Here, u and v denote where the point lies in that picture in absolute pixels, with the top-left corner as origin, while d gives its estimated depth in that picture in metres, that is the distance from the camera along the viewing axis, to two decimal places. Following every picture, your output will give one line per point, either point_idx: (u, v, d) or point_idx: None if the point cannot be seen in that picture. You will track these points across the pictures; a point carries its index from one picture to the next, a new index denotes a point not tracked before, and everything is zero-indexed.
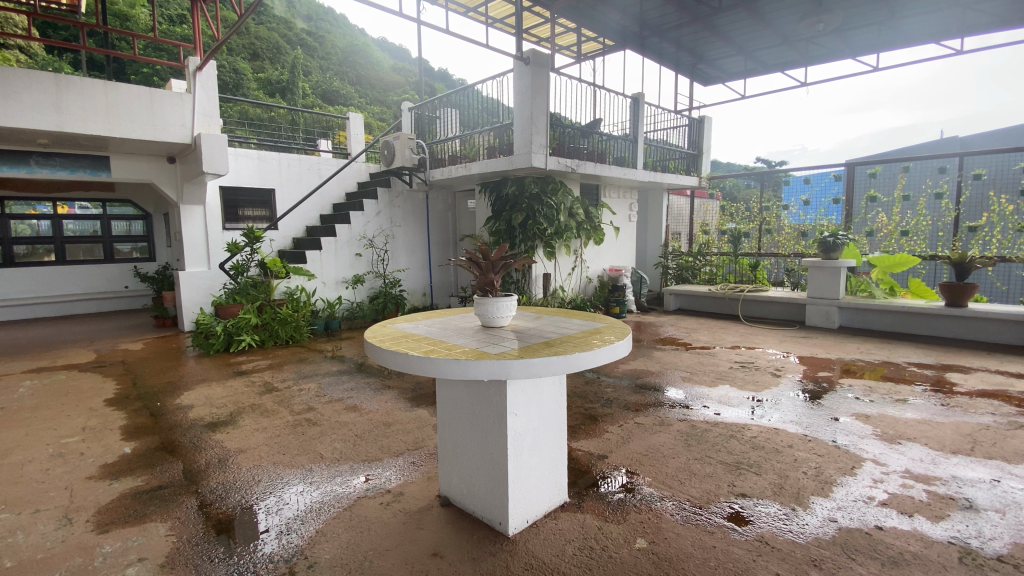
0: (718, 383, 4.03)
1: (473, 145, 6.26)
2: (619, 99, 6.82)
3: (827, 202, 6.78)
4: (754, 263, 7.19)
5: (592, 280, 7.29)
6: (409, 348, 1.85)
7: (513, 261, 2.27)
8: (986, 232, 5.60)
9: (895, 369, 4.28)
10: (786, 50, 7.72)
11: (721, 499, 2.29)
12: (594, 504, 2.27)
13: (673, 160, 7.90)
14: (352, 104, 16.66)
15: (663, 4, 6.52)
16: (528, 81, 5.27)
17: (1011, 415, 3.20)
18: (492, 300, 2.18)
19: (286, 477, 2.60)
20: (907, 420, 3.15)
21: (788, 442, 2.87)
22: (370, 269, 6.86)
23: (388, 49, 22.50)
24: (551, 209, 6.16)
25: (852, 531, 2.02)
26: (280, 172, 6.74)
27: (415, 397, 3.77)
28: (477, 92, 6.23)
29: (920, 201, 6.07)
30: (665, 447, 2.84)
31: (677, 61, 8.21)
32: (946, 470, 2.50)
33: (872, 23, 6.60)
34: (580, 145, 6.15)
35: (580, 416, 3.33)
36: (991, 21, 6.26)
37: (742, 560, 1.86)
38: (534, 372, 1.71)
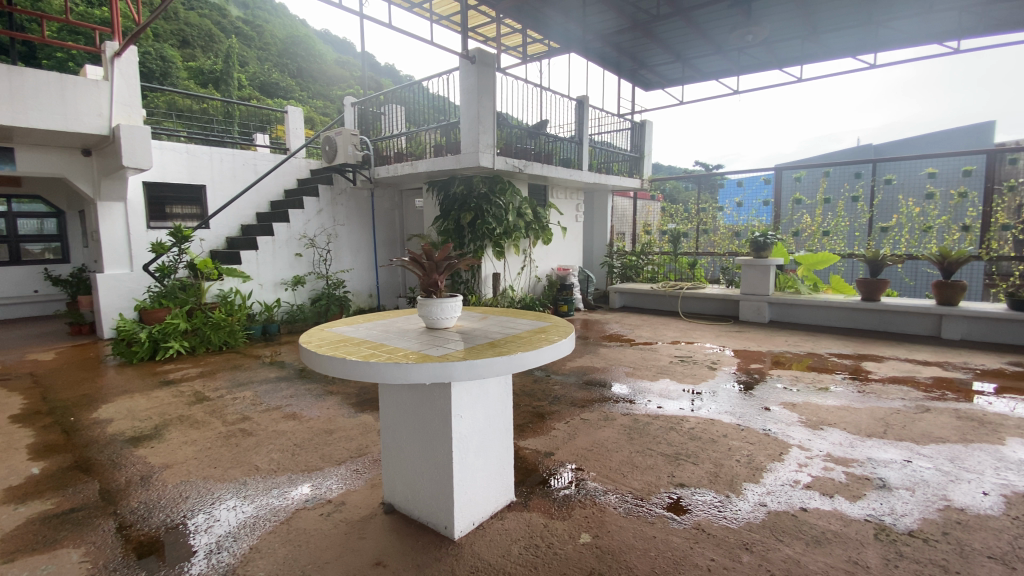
0: (659, 377, 4.19)
1: (419, 142, 6.13)
2: (564, 101, 6.94)
3: (758, 204, 7.18)
4: (692, 261, 7.51)
5: (540, 279, 7.37)
6: (348, 353, 1.79)
7: (457, 260, 2.23)
8: (895, 233, 6.10)
9: (819, 360, 4.60)
10: (720, 59, 8.13)
11: (661, 490, 2.37)
12: (540, 501, 2.28)
13: (617, 162, 8.11)
14: (292, 98, 16.01)
15: (606, 10, 6.69)
16: (474, 79, 5.25)
17: (917, 399, 3.52)
18: (436, 301, 2.15)
19: (217, 492, 2.45)
20: (828, 407, 3.39)
21: (723, 432, 3.02)
22: (311, 269, 6.59)
23: (331, 41, 21.74)
24: (499, 209, 6.13)
25: (779, 514, 2.15)
26: (211, 167, 6.35)
27: (359, 402, 3.66)
28: (424, 89, 6.14)
29: (839, 204, 6.49)
30: (609, 441, 2.91)
31: (619, 65, 8.45)
32: (862, 452, 2.72)
33: (796, 36, 7.07)
34: (526, 146, 6.18)
35: (527, 415, 3.34)
36: (898, 38, 6.89)
37: (680, 548, 1.93)
38: (478, 373, 1.69)
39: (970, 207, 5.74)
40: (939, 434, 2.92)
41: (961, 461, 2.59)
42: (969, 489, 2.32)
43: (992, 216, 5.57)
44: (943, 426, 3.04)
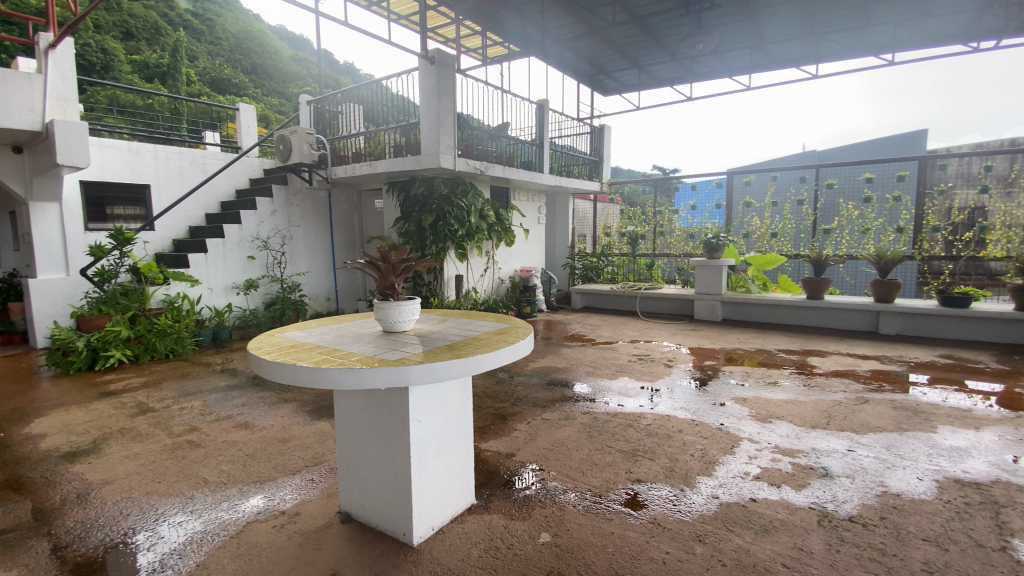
0: (619, 375, 4.27)
1: (379, 142, 6.03)
2: (524, 104, 6.98)
3: (711, 207, 7.42)
4: (649, 263, 7.72)
5: (504, 281, 7.38)
6: (298, 359, 1.74)
7: (414, 262, 2.20)
8: (837, 234, 6.49)
9: (768, 356, 4.81)
10: (674, 66, 8.39)
11: (619, 486, 2.42)
12: (501, 503, 2.28)
13: (578, 165, 8.24)
14: (245, 95, 15.42)
15: (565, 16, 6.78)
16: (434, 80, 5.21)
17: (857, 391, 3.73)
18: (393, 304, 2.11)
19: (162, 508, 2.32)
20: (776, 401, 3.55)
21: (678, 427, 3.11)
22: (264, 272, 6.35)
23: (287, 37, 21.11)
24: (461, 211, 6.09)
25: (730, 505, 2.24)
26: (155, 166, 6.02)
27: (315, 409, 3.56)
28: (384, 89, 6.06)
29: (785, 207, 6.85)
30: (570, 440, 2.95)
31: (578, 70, 8.59)
32: (807, 443, 2.86)
33: (745, 46, 7.39)
34: (487, 147, 6.18)
35: (489, 417, 3.34)
36: (837, 51, 7.31)
37: (637, 543, 1.97)
38: (434, 377, 1.68)
39: (903, 210, 6.12)
40: (876, 424, 3.11)
41: (896, 448, 2.77)
42: (904, 474, 2.48)
43: (924, 219, 5.96)
44: (880, 416, 3.23)
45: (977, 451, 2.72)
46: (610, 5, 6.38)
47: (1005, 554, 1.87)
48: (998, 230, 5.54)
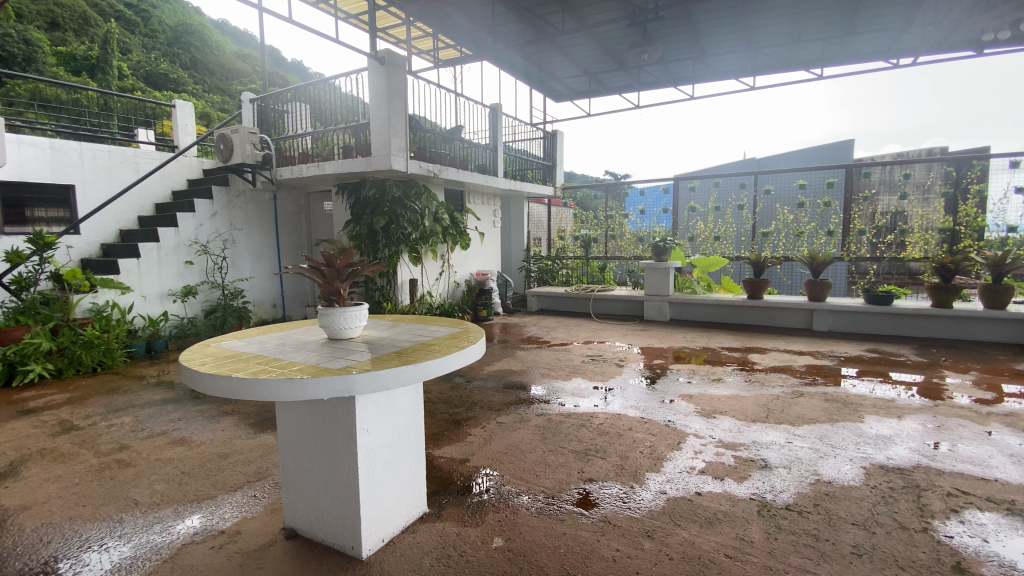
0: (572, 376, 4.33)
1: (327, 142, 5.87)
2: (478, 108, 6.98)
3: (658, 212, 7.68)
4: (602, 265, 7.91)
5: (459, 285, 7.32)
6: (234, 370, 1.66)
7: (361, 266, 2.15)
8: (774, 237, 6.87)
9: (713, 353, 5.02)
10: (623, 75, 8.62)
11: (571, 486, 2.45)
12: (454, 510, 2.26)
13: (532, 170, 8.38)
14: (184, 90, 14.62)
15: (516, 22, 6.84)
16: (384, 81, 5.12)
17: (793, 385, 3.96)
18: (339, 310, 2.05)
19: (87, 534, 2.15)
20: (720, 396, 3.71)
21: (629, 425, 3.19)
22: (204, 278, 6.02)
23: (230, 33, 20.17)
24: (414, 214, 6.01)
25: (677, 500, 2.31)
26: (81, 165, 5.58)
27: (259, 422, 3.40)
28: (334, 88, 5.90)
29: (727, 212, 7.24)
30: (524, 443, 2.96)
31: (529, 75, 8.68)
32: (748, 437, 3.00)
33: (688, 57, 7.69)
34: (440, 150, 6.13)
35: (443, 423, 3.30)
36: (772, 64, 7.75)
37: (589, 542, 2.01)
38: (381, 384, 1.64)
39: (833, 214, 6.58)
40: (810, 416, 3.31)
41: (828, 438, 2.95)
42: (835, 462, 2.65)
43: (851, 223, 6.41)
44: (814, 408, 3.44)
45: (899, 438, 2.94)
46: (561, 12, 6.50)
47: (926, 535, 2.03)
48: (916, 234, 6.08)
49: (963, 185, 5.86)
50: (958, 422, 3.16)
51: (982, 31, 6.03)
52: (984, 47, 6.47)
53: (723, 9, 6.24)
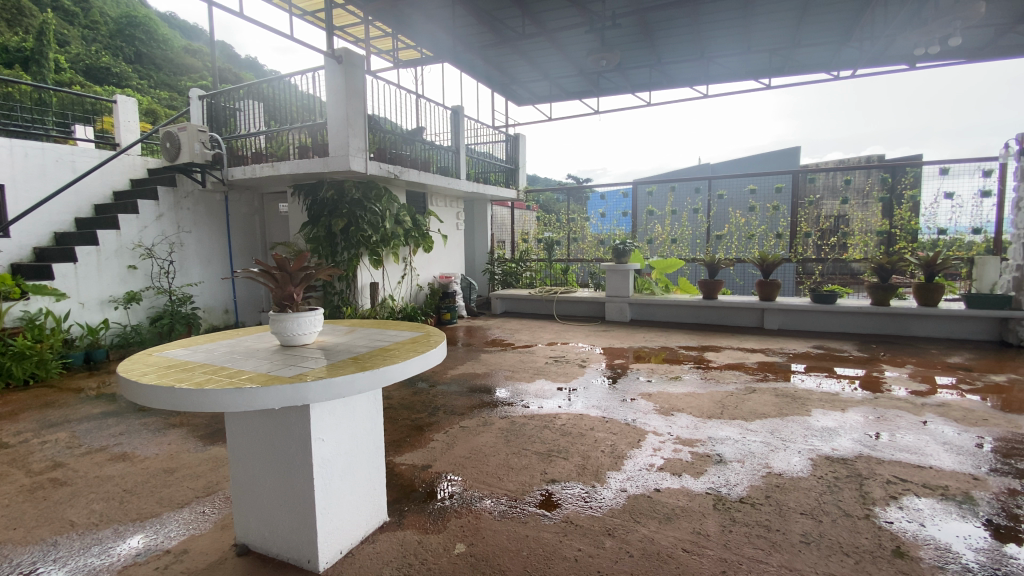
0: (536, 378, 4.35)
1: (282, 142, 5.69)
2: (439, 109, 6.93)
3: (618, 215, 7.82)
4: (565, 267, 8.00)
5: (422, 288, 7.23)
6: (177, 381, 1.58)
7: (315, 270, 2.08)
8: (727, 240, 7.15)
9: (671, 352, 5.16)
10: (583, 80, 8.76)
11: (534, 488, 2.46)
12: (416, 517, 2.22)
13: (495, 172, 8.39)
14: (128, 86, 13.86)
15: (477, 25, 6.83)
16: (341, 80, 5.02)
17: (747, 382, 4.12)
18: (292, 316, 1.98)
19: (13, 561, 1.99)
20: (678, 394, 3.82)
21: (591, 425, 3.23)
22: (148, 283, 5.70)
23: (178, 26, 19.30)
24: (374, 216, 5.88)
25: (637, 497, 2.35)
26: (11, 164, 5.18)
27: (210, 433, 3.25)
28: (291, 86, 5.74)
29: (683, 216, 7.40)
30: (487, 446, 2.94)
31: (491, 78, 8.69)
32: (704, 433, 3.09)
33: (645, 65, 7.89)
34: (401, 151, 6.03)
35: (405, 429, 3.25)
36: (725, 73, 8.05)
37: (551, 543, 2.01)
38: (337, 392, 1.60)
39: (781, 218, 6.87)
40: (762, 411, 3.44)
41: (778, 432, 3.07)
42: (785, 455, 2.76)
43: (798, 226, 6.73)
44: (765, 403, 3.58)
45: (843, 430, 3.09)
46: (521, 17, 6.54)
47: (868, 521, 2.14)
48: (856, 236, 6.46)
49: (898, 189, 6.29)
50: (896, 413, 3.36)
51: (913, 46, 6.46)
52: (914, 62, 6.93)
53: (677, 19, 6.44)
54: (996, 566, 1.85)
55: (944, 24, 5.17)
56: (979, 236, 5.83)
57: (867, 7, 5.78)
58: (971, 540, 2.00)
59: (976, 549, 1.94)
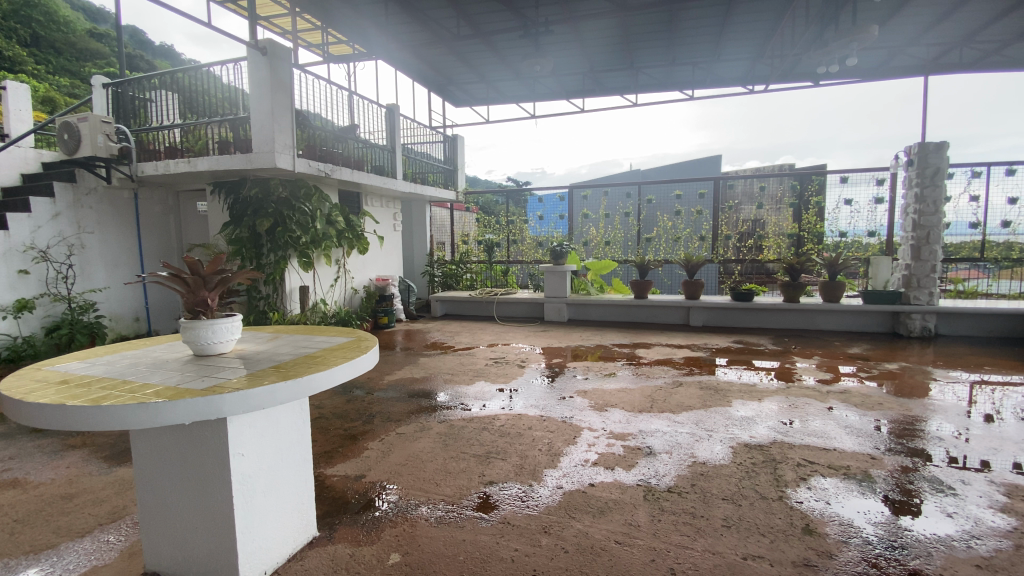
0: (475, 380, 4.34)
1: (199, 136, 5.32)
2: (373, 107, 6.75)
3: (556, 218, 7.98)
4: (504, 269, 8.06)
5: (357, 291, 7.01)
6: (70, 397, 1.43)
7: (232, 274, 1.95)
8: (657, 242, 7.51)
9: (607, 350, 5.33)
10: (520, 84, 8.85)
11: (471, 491, 2.44)
12: (348, 530, 2.14)
13: (432, 173, 8.27)
14: (20, 71, 12.41)
15: (411, 23, 6.72)
16: (265, 72, 4.75)
17: (675, 376, 4.33)
18: (205, 324, 1.85)
19: None
20: (611, 390, 3.95)
21: (528, 425, 3.27)
22: (42, 290, 5.09)
23: (82, 7, 17.54)
24: (304, 216, 5.62)
25: (572, 493, 2.41)
26: None
27: (117, 454, 2.96)
28: (211, 77, 5.37)
29: (615, 219, 7.73)
30: (424, 452, 2.89)
31: (428, 78, 8.59)
32: (636, 426, 3.22)
33: (579, 72, 8.09)
34: (333, 149, 5.81)
35: (338, 438, 3.13)
36: (653, 83, 8.43)
37: (488, 546, 2.01)
38: (256, 404, 1.50)
39: (704, 222, 7.29)
40: (688, 403, 3.63)
41: (703, 423, 3.25)
42: (709, 444, 2.93)
43: (719, 229, 7.19)
44: (691, 396, 3.78)
45: (760, 418, 3.33)
46: (455, 18, 6.52)
47: (782, 502, 2.31)
48: (770, 239, 6.96)
49: (805, 197, 6.84)
50: (805, 401, 3.66)
51: (816, 65, 7.07)
52: (818, 79, 7.59)
53: (608, 29, 6.67)
54: (892, 538, 2.05)
55: (842, 47, 5.69)
56: (874, 238, 6.54)
57: (778, 27, 6.26)
58: (870, 515, 2.21)
59: (875, 523, 2.14)
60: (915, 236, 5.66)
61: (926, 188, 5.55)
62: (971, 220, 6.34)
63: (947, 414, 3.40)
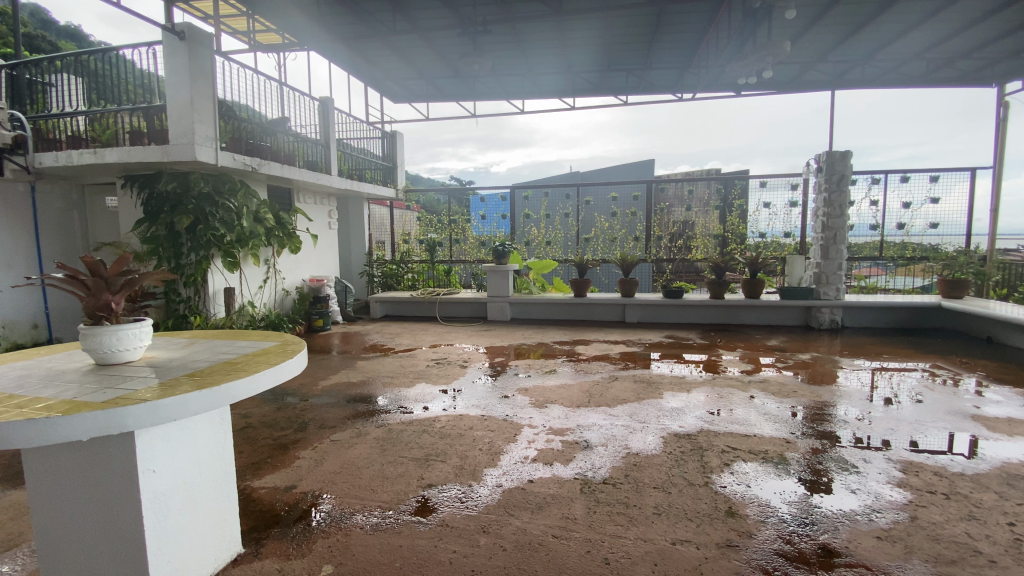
0: (415, 382, 4.27)
1: (108, 124, 4.86)
2: (305, 99, 6.47)
3: (498, 218, 8.01)
4: (447, 269, 7.97)
5: (289, 293, 6.70)
6: None
7: (141, 274, 1.80)
8: (596, 241, 7.72)
9: (548, 348, 5.41)
10: (460, 83, 8.79)
11: (410, 495, 2.40)
12: (276, 544, 2.04)
13: (370, 170, 8.04)
14: None
15: (345, 15, 6.49)
16: (184, 59, 4.44)
17: (611, 371, 4.47)
18: (109, 329, 1.70)
19: None
20: (551, 387, 4.02)
21: (469, 425, 3.26)
22: None
23: None
24: (229, 213, 5.29)
25: (511, 491, 2.42)
26: None
27: (7, 477, 2.64)
28: (122, 60, 4.93)
29: (556, 220, 7.87)
30: (360, 458, 2.81)
31: (364, 72, 8.34)
32: (574, 421, 3.29)
33: (518, 72, 8.16)
34: (261, 142, 5.50)
35: (268, 448, 2.97)
36: (590, 87, 8.65)
37: (426, 550, 1.98)
38: (168, 415, 1.40)
39: (638, 223, 7.57)
40: (623, 397, 3.77)
41: (637, 415, 3.38)
42: (642, 435, 3.05)
43: (652, 230, 7.50)
44: (626, 390, 3.92)
45: (689, 409, 3.51)
46: (391, 11, 6.36)
47: (708, 488, 2.45)
48: (698, 239, 7.35)
49: (729, 200, 7.28)
50: (730, 391, 3.90)
51: (737, 76, 7.54)
52: (739, 90, 8.09)
53: (547, 31, 6.75)
54: (804, 515, 2.22)
55: (759, 60, 6.10)
56: (789, 239, 7.07)
57: (704, 37, 6.61)
58: (785, 495, 2.39)
59: (789, 502, 2.32)
60: (824, 237, 6.17)
61: (833, 193, 6.06)
62: (872, 223, 7.02)
63: (852, 399, 3.73)
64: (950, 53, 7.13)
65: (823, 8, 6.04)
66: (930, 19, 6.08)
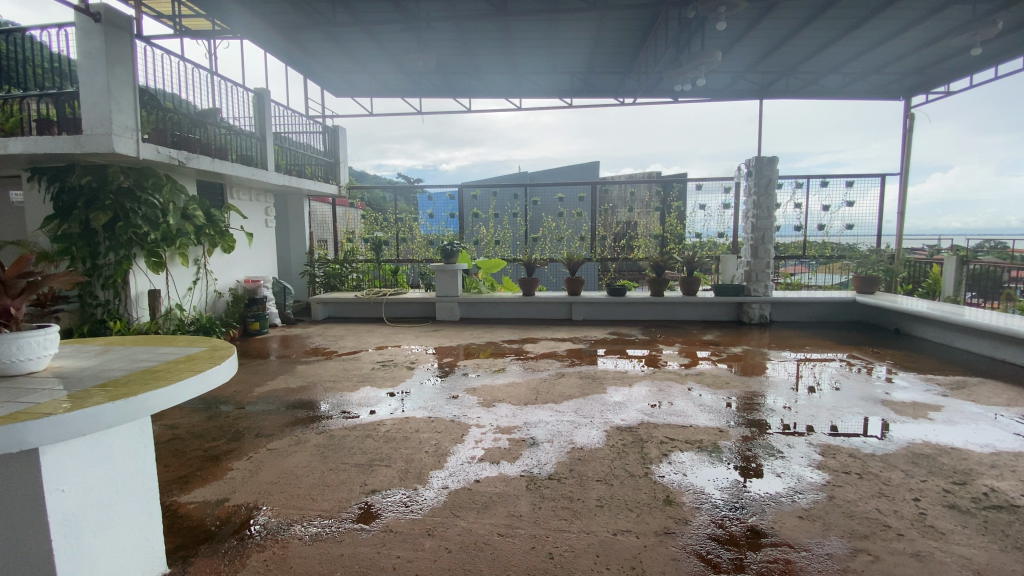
0: (359, 385, 4.16)
1: (11, 109, 4.40)
2: (238, 90, 6.14)
3: (446, 217, 7.94)
4: (394, 269, 7.79)
5: (221, 295, 6.35)
6: None
7: (44, 276, 1.65)
8: (543, 241, 7.82)
9: (496, 347, 5.42)
10: (404, 79, 8.63)
11: (352, 502, 2.34)
12: (206, 562, 1.93)
13: (311, 166, 7.73)
14: None
15: (282, 4, 6.22)
16: (99, 42, 4.09)
17: (557, 368, 4.55)
18: (9, 338, 1.55)
19: None
20: (499, 386, 4.03)
21: (416, 427, 3.22)
22: None
23: None
24: (153, 209, 4.94)
25: (457, 492, 2.41)
26: None
27: None
28: (29, 41, 4.48)
29: (504, 219, 7.90)
30: (299, 466, 2.71)
31: (304, 64, 8.02)
32: (520, 419, 3.33)
33: (464, 70, 8.13)
34: (189, 134, 5.17)
35: (197, 460, 2.80)
36: (537, 88, 8.74)
37: (368, 557, 1.94)
38: (73, 431, 1.29)
39: (583, 222, 7.73)
40: (569, 393, 3.84)
41: (582, 410, 3.46)
42: (586, 430, 3.13)
43: (597, 230, 7.69)
44: (572, 386, 4.00)
45: (631, 403, 3.63)
46: (331, 2, 6.16)
47: (647, 478, 2.54)
48: (640, 239, 7.61)
49: (668, 202, 7.59)
50: (668, 384, 4.07)
51: (674, 84, 7.86)
52: (677, 97, 8.44)
53: (492, 30, 6.76)
54: (735, 500, 2.36)
55: (693, 69, 6.39)
56: (723, 239, 7.45)
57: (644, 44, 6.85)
58: (718, 481, 2.52)
59: (722, 489, 2.45)
60: (754, 237, 6.56)
61: (762, 196, 6.46)
62: (796, 224, 7.54)
63: (779, 389, 4.00)
64: (863, 68, 7.76)
65: (752, 22, 6.42)
66: (844, 36, 6.60)
